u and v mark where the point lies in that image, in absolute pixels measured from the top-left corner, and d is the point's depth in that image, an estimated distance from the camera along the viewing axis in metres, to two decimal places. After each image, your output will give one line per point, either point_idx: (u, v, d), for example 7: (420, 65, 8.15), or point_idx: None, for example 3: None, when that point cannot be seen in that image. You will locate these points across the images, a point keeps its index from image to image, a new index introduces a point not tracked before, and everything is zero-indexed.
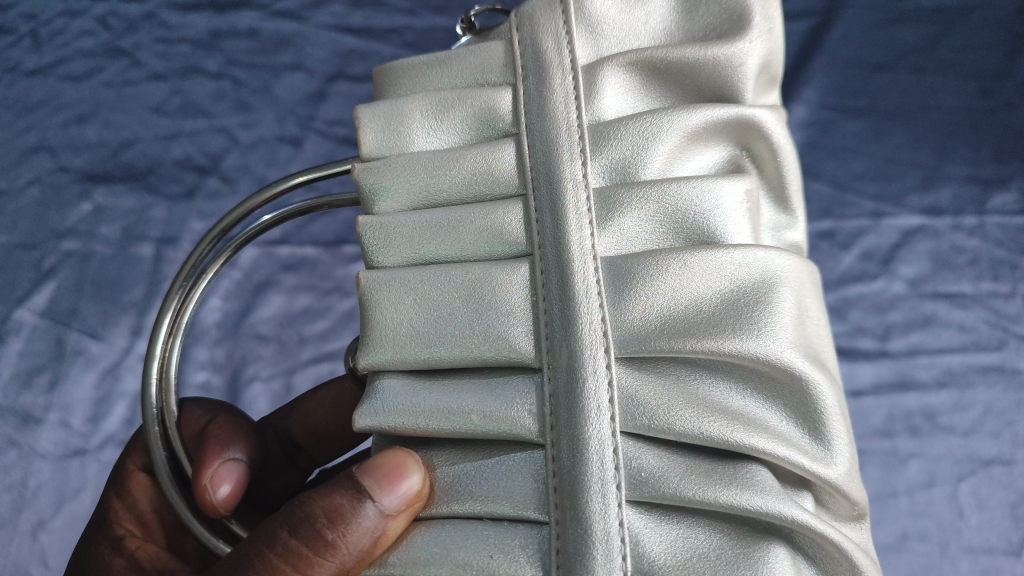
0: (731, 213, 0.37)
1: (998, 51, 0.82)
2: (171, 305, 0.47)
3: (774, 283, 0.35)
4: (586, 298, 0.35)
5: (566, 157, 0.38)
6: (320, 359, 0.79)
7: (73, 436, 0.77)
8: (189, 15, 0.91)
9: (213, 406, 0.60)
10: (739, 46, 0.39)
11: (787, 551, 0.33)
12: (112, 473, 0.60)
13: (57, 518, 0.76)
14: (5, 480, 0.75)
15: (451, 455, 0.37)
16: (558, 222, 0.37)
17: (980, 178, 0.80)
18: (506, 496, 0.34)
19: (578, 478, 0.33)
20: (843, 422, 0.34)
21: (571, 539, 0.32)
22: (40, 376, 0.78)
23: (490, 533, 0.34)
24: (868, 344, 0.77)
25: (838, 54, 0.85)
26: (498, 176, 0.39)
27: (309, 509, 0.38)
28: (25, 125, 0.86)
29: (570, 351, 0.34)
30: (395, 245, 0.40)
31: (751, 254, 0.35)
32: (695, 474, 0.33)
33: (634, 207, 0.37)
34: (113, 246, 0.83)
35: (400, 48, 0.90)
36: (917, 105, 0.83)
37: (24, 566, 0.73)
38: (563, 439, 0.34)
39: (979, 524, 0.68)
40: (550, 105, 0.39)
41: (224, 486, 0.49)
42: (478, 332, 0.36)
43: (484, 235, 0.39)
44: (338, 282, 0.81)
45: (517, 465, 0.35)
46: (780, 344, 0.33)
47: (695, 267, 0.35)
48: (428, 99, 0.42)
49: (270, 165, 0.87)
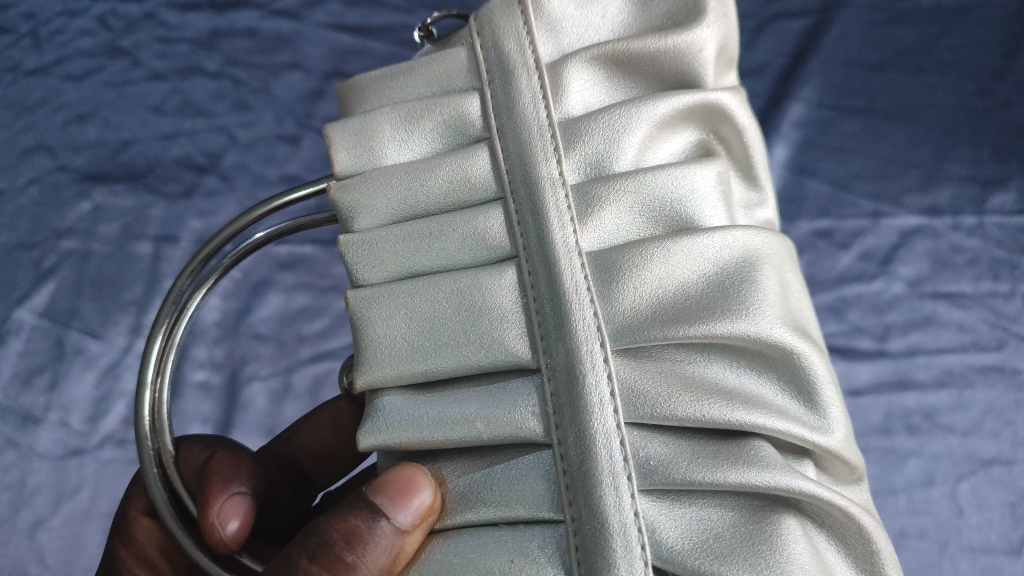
0: (707, 195, 0.37)
1: (994, 51, 0.83)
2: (159, 336, 0.47)
3: (757, 260, 0.35)
4: (576, 295, 0.35)
5: (540, 155, 0.38)
6: (319, 358, 0.79)
7: (71, 435, 0.77)
8: (188, 15, 0.92)
9: (211, 442, 0.58)
10: (697, 34, 0.39)
11: (798, 521, 0.33)
12: (116, 518, 0.59)
13: (55, 518, 0.76)
14: (4, 479, 0.75)
15: (459, 464, 0.37)
16: (540, 222, 0.37)
17: (980, 178, 0.80)
18: (519, 498, 0.34)
19: (588, 473, 0.33)
20: (835, 390, 0.34)
21: (589, 536, 0.32)
22: (39, 375, 0.78)
23: (507, 537, 0.34)
24: (867, 344, 0.76)
25: (836, 54, 0.86)
26: (475, 181, 0.39)
27: (326, 534, 0.38)
28: (25, 124, 0.86)
29: (566, 350, 0.34)
30: (381, 260, 0.40)
31: (733, 235, 0.35)
32: (701, 457, 0.33)
33: (614, 197, 0.37)
34: (112, 245, 0.83)
35: (399, 48, 0.91)
36: (915, 105, 0.83)
37: (22, 566, 0.73)
38: (569, 436, 0.33)
39: (978, 523, 0.68)
40: (519, 107, 0.39)
41: (232, 522, 0.48)
42: (472, 339, 0.36)
43: (470, 239, 0.38)
44: (336, 281, 0.81)
45: (527, 468, 0.35)
46: (769, 322, 0.33)
47: (681, 250, 0.35)
48: (396, 113, 0.42)
49: (269, 164, 0.87)
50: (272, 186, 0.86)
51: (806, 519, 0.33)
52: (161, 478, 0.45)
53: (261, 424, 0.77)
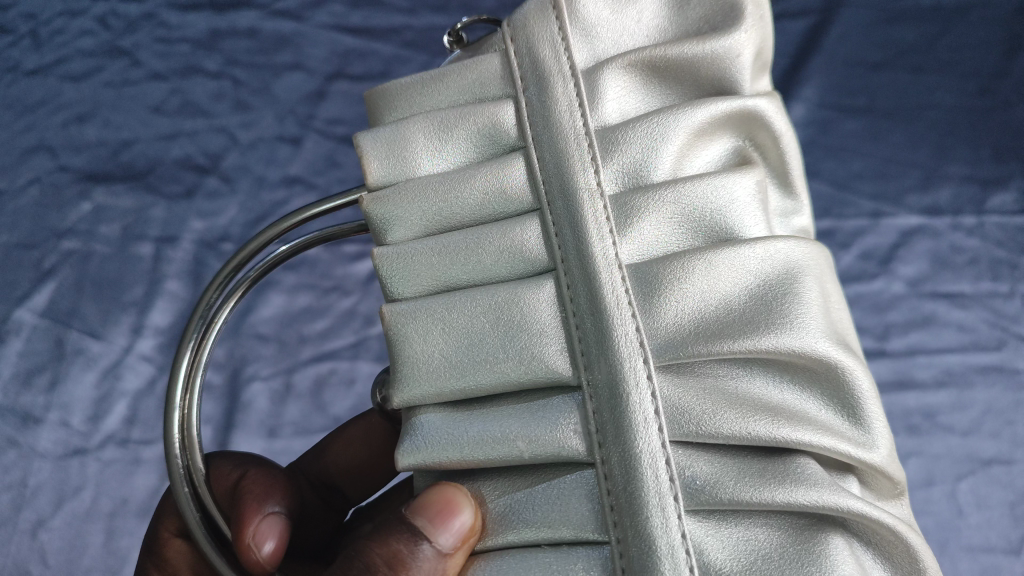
0: (745, 206, 0.37)
1: (995, 51, 0.83)
2: (189, 345, 0.47)
3: (798, 273, 0.35)
4: (619, 311, 0.35)
5: (579, 166, 0.38)
6: (320, 359, 0.78)
7: (72, 435, 0.77)
8: (188, 14, 0.92)
9: (242, 459, 0.58)
10: (735, 39, 0.40)
11: (843, 538, 0.33)
12: (147, 538, 0.58)
13: (56, 517, 0.75)
14: (5, 479, 0.75)
15: (499, 483, 0.37)
16: (579, 236, 0.37)
17: (979, 178, 0.81)
18: (562, 520, 0.34)
19: (634, 494, 0.33)
20: (877, 405, 0.34)
21: (636, 557, 0.32)
22: (39, 375, 0.78)
23: (552, 559, 0.34)
24: (868, 344, 0.76)
25: (837, 53, 0.86)
26: (510, 194, 0.39)
27: (368, 558, 0.38)
28: (25, 125, 0.87)
29: (609, 366, 0.34)
30: (415, 274, 0.40)
31: (774, 247, 0.36)
32: (748, 475, 0.33)
33: (653, 211, 0.37)
34: (113, 245, 0.83)
35: (400, 48, 0.91)
36: (915, 104, 0.83)
37: (23, 565, 0.73)
38: (614, 455, 0.33)
39: (978, 523, 0.69)
40: (555, 115, 0.39)
41: (268, 542, 0.48)
42: (511, 356, 0.36)
43: (505, 253, 0.38)
44: (338, 281, 0.82)
45: (569, 488, 0.35)
46: (814, 334, 0.34)
47: (724, 263, 0.35)
48: (427, 121, 0.42)
49: (271, 165, 0.87)
50: (275, 187, 0.86)
51: (849, 535, 0.33)
52: (191, 498, 0.45)
53: (263, 424, 0.76)
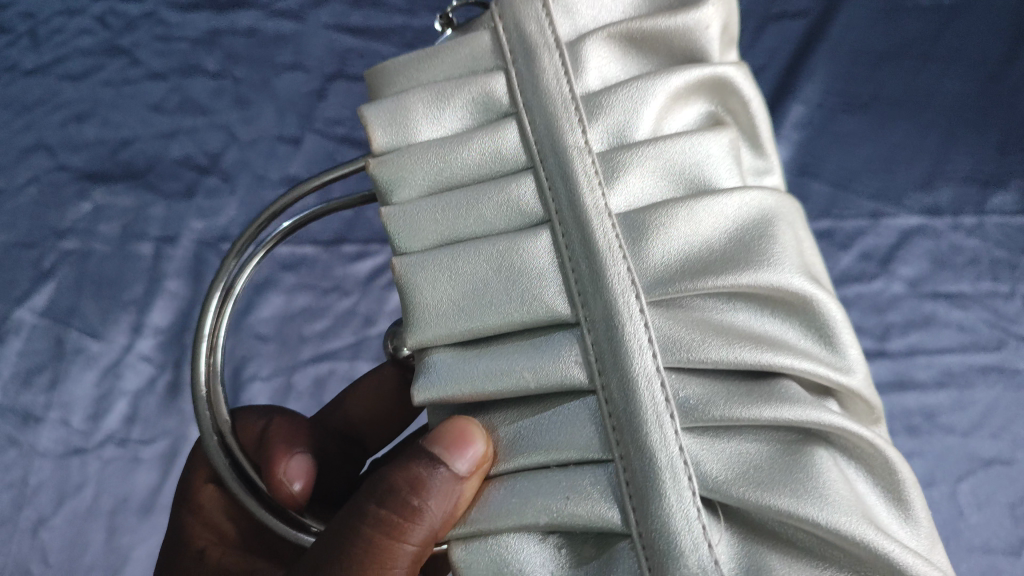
0: (721, 160, 0.38)
1: (998, 45, 0.84)
2: (215, 299, 0.46)
3: (771, 217, 0.36)
4: (610, 254, 0.35)
5: (565, 125, 0.38)
6: (320, 359, 0.78)
7: (72, 435, 0.76)
8: (188, 14, 0.93)
9: (265, 412, 0.59)
10: (703, 11, 0.40)
11: (829, 452, 0.33)
12: (181, 488, 0.61)
13: (57, 515, 0.74)
14: (5, 478, 0.75)
15: (509, 413, 0.37)
16: (570, 187, 0.37)
17: (979, 178, 0.81)
18: (569, 441, 0.34)
19: (633, 416, 0.33)
20: (851, 331, 0.34)
21: (638, 470, 0.32)
22: (39, 375, 0.78)
23: (561, 476, 0.34)
24: (868, 344, 0.76)
25: (839, 47, 0.87)
26: (505, 153, 0.39)
27: (391, 481, 0.39)
28: (24, 123, 0.87)
29: (604, 303, 0.34)
30: (422, 230, 0.40)
31: (749, 195, 0.36)
32: (736, 396, 0.33)
33: (637, 163, 0.37)
34: (113, 245, 0.83)
35: (399, 48, 0.91)
36: (918, 99, 0.83)
37: (23, 564, 0.72)
38: (613, 380, 0.33)
39: (979, 523, 0.68)
40: (542, 83, 0.39)
41: (298, 481, 0.50)
42: (514, 298, 0.36)
43: (503, 208, 0.38)
44: (338, 281, 0.81)
45: (572, 413, 0.35)
46: (789, 269, 0.34)
47: (705, 208, 0.35)
48: (426, 92, 0.41)
49: (270, 163, 0.86)
50: (275, 186, 0.85)
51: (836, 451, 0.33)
52: (222, 446, 0.45)
53: None
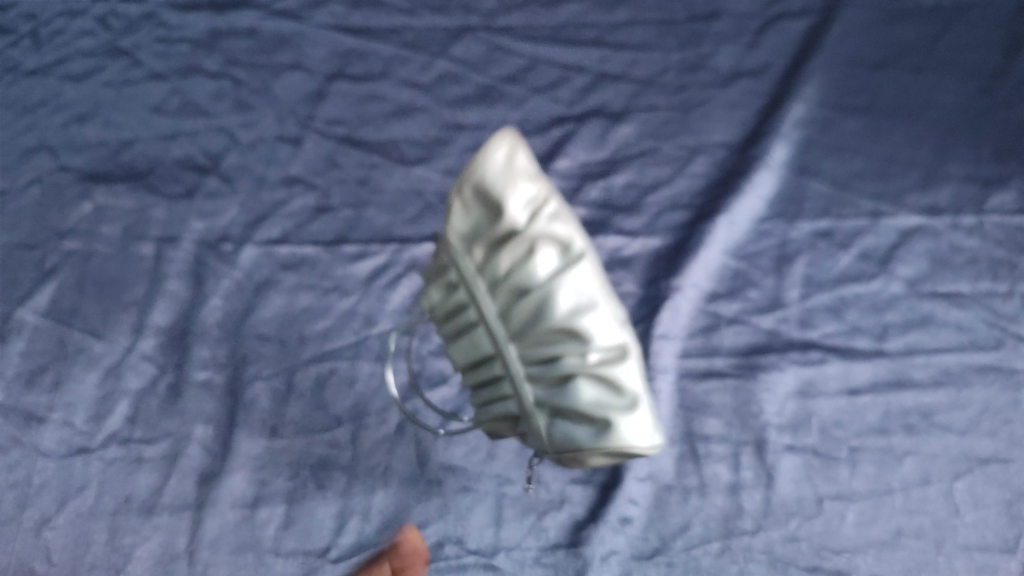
0: (552, 203, 0.54)
1: (993, 54, 0.88)
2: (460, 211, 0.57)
3: (552, 217, 0.53)
4: (533, 273, 0.52)
5: (495, 185, 0.53)
6: (322, 359, 0.74)
7: (76, 435, 0.71)
8: (187, 15, 0.97)
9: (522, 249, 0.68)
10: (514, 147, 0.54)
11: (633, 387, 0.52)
12: None
13: (61, 515, 0.67)
14: (8, 478, 0.69)
15: (530, 334, 0.53)
16: (503, 223, 0.53)
17: (980, 178, 0.82)
18: (544, 369, 0.53)
19: (564, 370, 0.52)
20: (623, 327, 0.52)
21: (581, 399, 0.52)
22: (43, 374, 0.74)
23: (542, 371, 0.53)
24: (865, 344, 0.75)
25: (837, 53, 0.91)
26: (494, 187, 0.53)
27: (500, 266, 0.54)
28: (26, 124, 0.89)
29: (545, 301, 0.51)
30: (473, 221, 0.55)
31: (556, 220, 0.53)
32: (585, 365, 0.51)
33: (519, 210, 0.53)
34: (114, 245, 0.82)
35: (399, 48, 0.95)
36: (917, 103, 0.87)
37: (27, 565, 0.65)
38: (556, 344, 0.52)
39: (974, 522, 0.67)
40: (486, 159, 0.54)
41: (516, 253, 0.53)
42: (513, 273, 0.53)
43: (507, 223, 0.53)
44: (338, 281, 0.79)
45: (547, 358, 0.52)
46: (579, 249, 0.52)
47: (546, 231, 0.53)
48: (500, 146, 0.54)
49: (271, 165, 0.87)
50: (276, 188, 0.85)
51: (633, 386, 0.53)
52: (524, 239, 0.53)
53: (265, 426, 0.70)
